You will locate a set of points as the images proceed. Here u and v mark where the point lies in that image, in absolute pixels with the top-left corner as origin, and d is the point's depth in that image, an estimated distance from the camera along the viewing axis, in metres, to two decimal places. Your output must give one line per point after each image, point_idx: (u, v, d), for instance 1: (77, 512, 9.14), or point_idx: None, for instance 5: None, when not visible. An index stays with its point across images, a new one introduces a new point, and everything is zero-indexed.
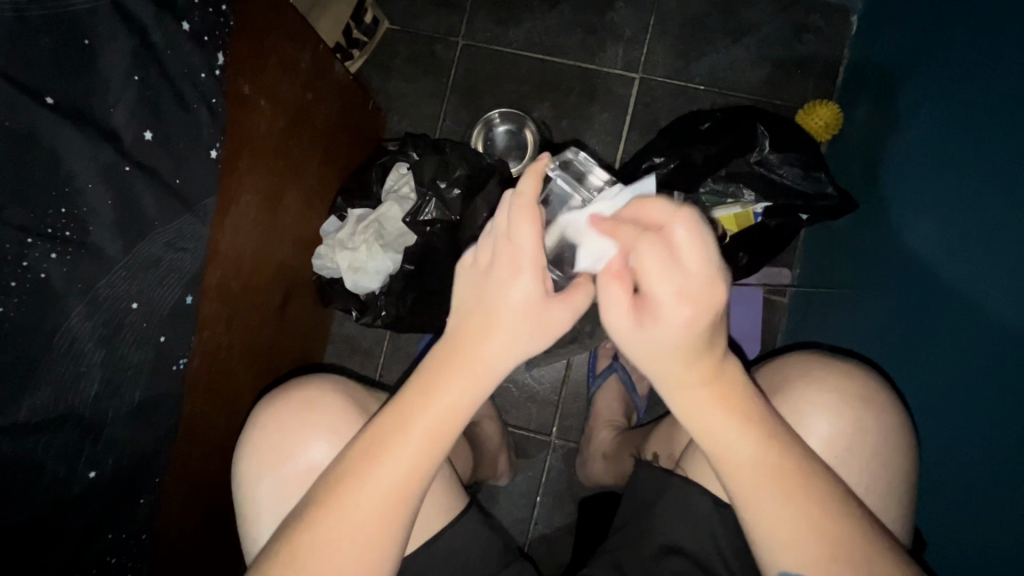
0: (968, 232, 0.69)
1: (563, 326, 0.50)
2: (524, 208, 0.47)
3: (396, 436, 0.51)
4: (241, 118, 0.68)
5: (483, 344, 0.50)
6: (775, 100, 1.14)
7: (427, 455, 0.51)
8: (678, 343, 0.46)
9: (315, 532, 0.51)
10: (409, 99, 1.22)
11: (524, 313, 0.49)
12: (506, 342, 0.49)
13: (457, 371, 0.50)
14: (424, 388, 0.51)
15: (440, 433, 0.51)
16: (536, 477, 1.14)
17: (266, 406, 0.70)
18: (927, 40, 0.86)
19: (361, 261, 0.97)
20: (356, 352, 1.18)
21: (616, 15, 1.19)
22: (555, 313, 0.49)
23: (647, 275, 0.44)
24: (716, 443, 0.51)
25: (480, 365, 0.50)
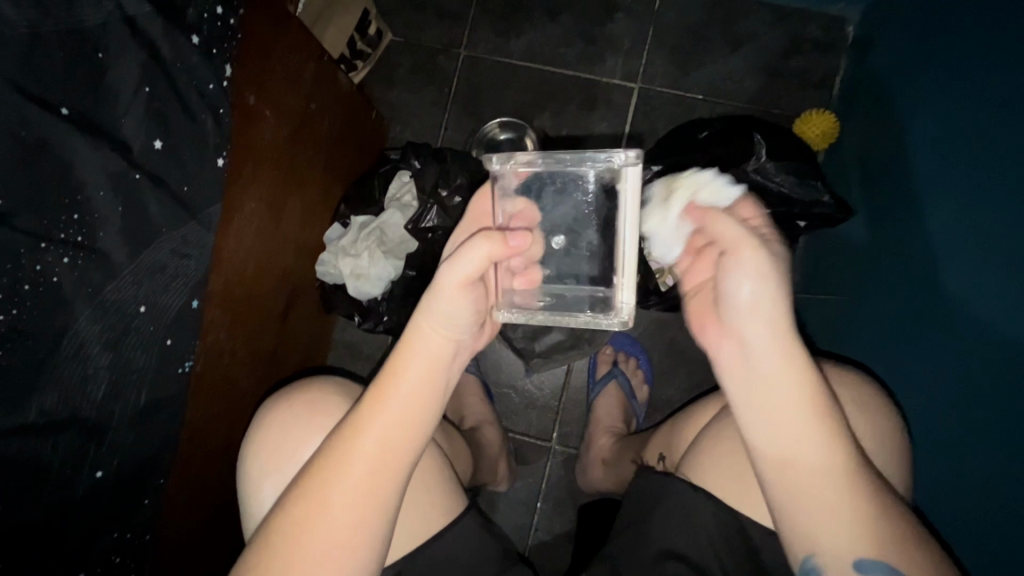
0: (960, 241, 0.70)
1: (461, 278, 0.53)
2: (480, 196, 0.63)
3: (353, 425, 0.54)
4: (247, 128, 0.70)
5: (417, 322, 0.55)
6: (773, 109, 1.15)
7: (392, 435, 0.54)
8: (751, 304, 0.55)
9: (287, 514, 0.52)
10: (412, 109, 1.24)
11: (439, 286, 0.54)
12: (426, 308, 0.55)
13: (403, 354, 0.55)
14: (379, 373, 0.56)
15: (397, 422, 0.54)
16: (535, 483, 1.15)
17: (271, 409, 0.71)
18: (923, 50, 0.87)
19: (363, 268, 0.99)
20: (358, 358, 1.19)
21: (615, 26, 1.21)
22: (442, 269, 0.53)
23: (729, 239, 0.56)
24: (777, 405, 0.55)
25: (418, 344, 0.55)
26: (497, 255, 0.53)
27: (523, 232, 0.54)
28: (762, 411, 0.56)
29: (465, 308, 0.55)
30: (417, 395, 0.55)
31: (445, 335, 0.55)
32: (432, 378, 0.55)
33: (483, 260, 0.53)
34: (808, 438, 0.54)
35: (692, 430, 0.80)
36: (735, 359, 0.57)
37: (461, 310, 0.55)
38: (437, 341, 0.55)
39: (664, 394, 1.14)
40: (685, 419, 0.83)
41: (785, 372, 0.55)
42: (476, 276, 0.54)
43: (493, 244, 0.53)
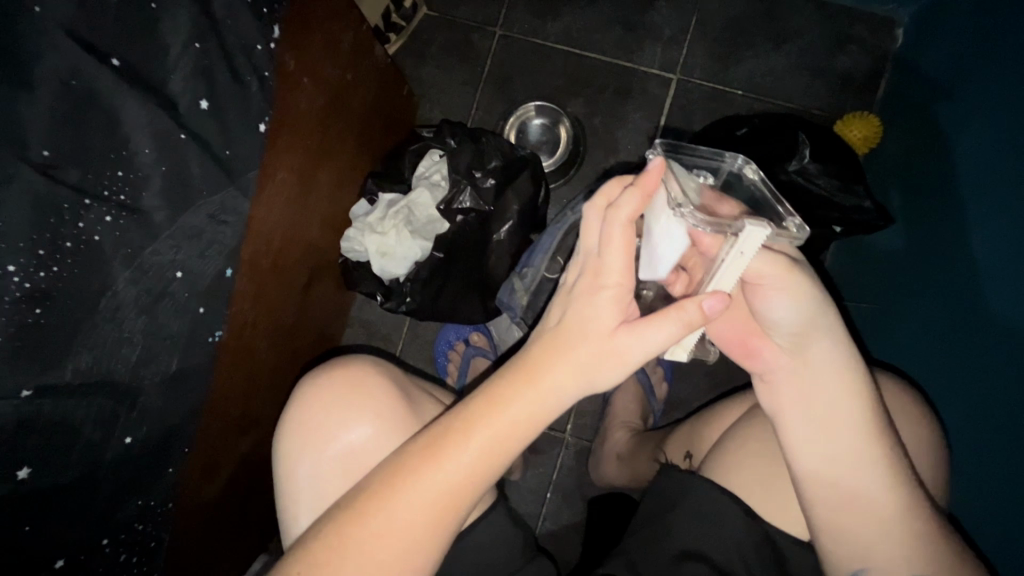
0: (1010, 253, 0.67)
1: (636, 351, 0.50)
2: (620, 225, 0.50)
3: (452, 445, 0.51)
4: (286, 94, 0.68)
5: (553, 363, 0.51)
6: (813, 110, 1.12)
7: (482, 469, 0.51)
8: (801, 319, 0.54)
9: (367, 524, 0.51)
10: (442, 86, 1.22)
11: (598, 348, 0.50)
12: (580, 361, 0.51)
13: (524, 389, 0.51)
14: (490, 398, 0.52)
15: (493, 461, 0.51)
16: (546, 473, 1.14)
17: (310, 388, 0.71)
18: (974, 55, 0.84)
19: (389, 246, 0.97)
20: (375, 337, 1.18)
21: (657, 14, 1.17)
22: (623, 334, 0.50)
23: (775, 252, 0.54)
24: (834, 443, 0.55)
25: (544, 387, 0.51)
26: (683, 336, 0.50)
27: (719, 295, 0.50)
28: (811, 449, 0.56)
29: (616, 373, 0.51)
30: (520, 438, 0.51)
31: (580, 388, 0.51)
32: (544, 422, 0.52)
33: (673, 338, 0.50)
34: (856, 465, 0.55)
35: (716, 429, 0.79)
36: (787, 389, 0.57)
37: (612, 374, 0.51)
38: (569, 391, 0.51)
39: (682, 393, 1.13)
40: (709, 416, 0.83)
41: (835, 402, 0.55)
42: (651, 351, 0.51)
43: (688, 321, 0.50)
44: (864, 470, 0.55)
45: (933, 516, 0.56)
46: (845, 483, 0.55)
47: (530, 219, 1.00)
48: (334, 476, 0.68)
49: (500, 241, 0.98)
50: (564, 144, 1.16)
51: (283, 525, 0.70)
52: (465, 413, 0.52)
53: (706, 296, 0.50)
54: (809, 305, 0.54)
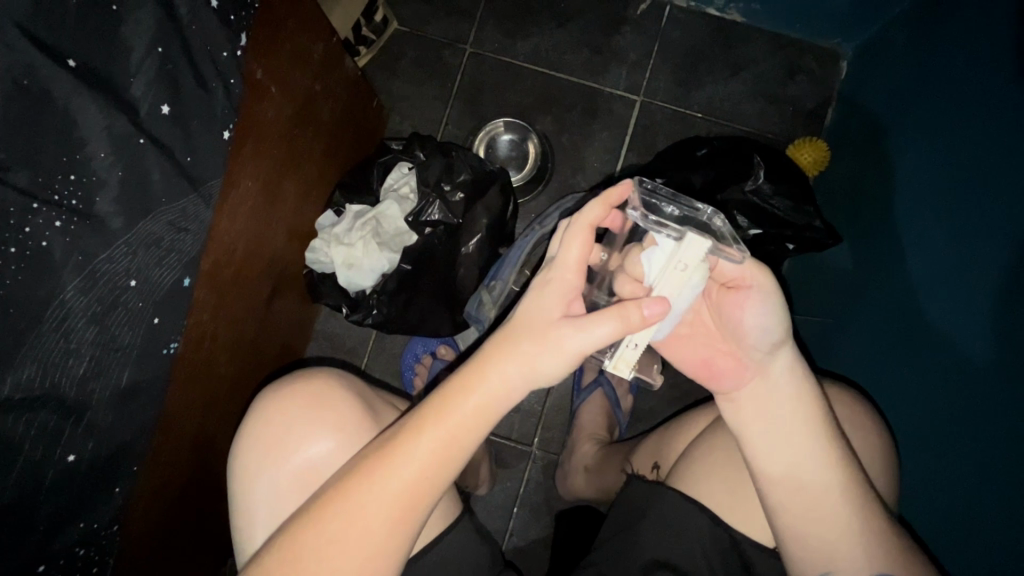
0: (945, 269, 0.72)
1: (581, 346, 0.51)
2: (579, 226, 0.54)
3: (409, 444, 0.50)
4: (252, 101, 0.67)
5: (504, 358, 0.51)
6: (768, 134, 1.18)
7: (435, 467, 0.51)
8: (765, 330, 0.58)
9: (320, 532, 0.49)
10: (412, 100, 1.23)
11: (546, 343, 0.51)
12: (529, 354, 0.51)
13: (479, 383, 0.51)
14: (444, 396, 0.51)
15: (447, 458, 0.51)
16: (513, 488, 1.14)
17: (271, 400, 0.69)
18: (909, 88, 0.91)
19: (356, 258, 0.96)
20: (339, 351, 1.16)
21: (622, 39, 1.22)
22: (568, 329, 0.50)
23: (732, 272, 0.58)
24: (798, 451, 0.58)
25: (496, 378, 0.51)
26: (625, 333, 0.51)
27: (657, 299, 0.52)
28: (783, 460, 0.58)
29: (563, 366, 0.51)
30: (473, 430, 0.51)
31: (530, 383, 0.52)
32: (497, 414, 0.52)
33: (614, 333, 0.51)
34: (821, 473, 0.57)
35: (683, 439, 0.81)
36: (745, 403, 0.60)
37: (558, 368, 0.51)
38: (517, 385, 0.51)
39: (647, 405, 1.15)
40: (676, 426, 0.85)
41: (799, 409, 0.58)
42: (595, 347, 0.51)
43: (628, 320, 0.51)
44: (825, 475, 0.57)
45: (886, 519, 0.58)
46: (805, 484, 0.57)
47: (498, 235, 1.01)
48: (294, 493, 0.66)
49: (468, 253, 0.99)
50: (532, 159, 1.17)
51: (238, 545, 0.67)
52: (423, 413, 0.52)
53: (648, 299, 0.52)
54: (774, 318, 0.57)
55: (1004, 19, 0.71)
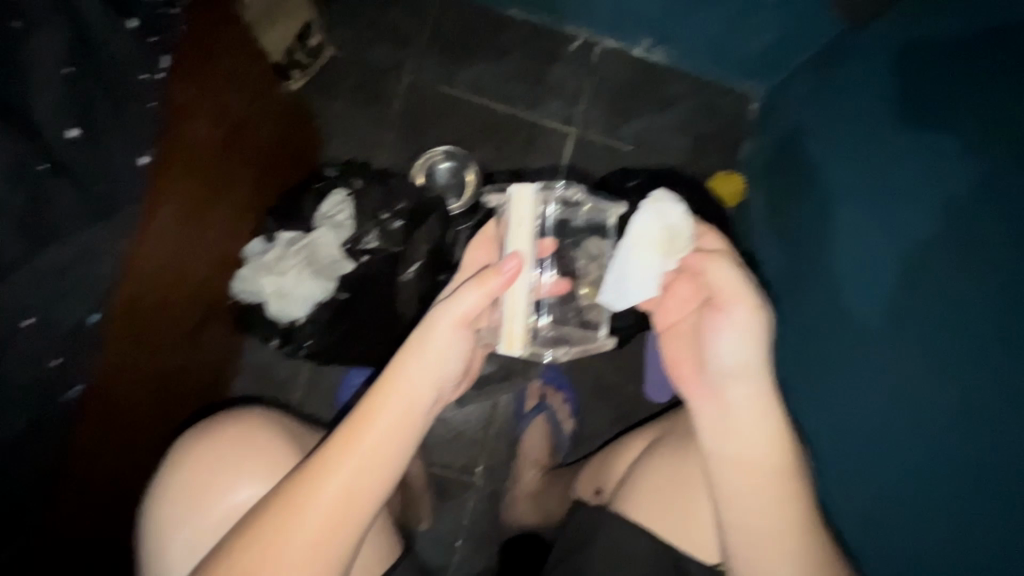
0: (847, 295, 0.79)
1: (456, 319, 0.58)
2: (471, 246, 0.67)
3: (323, 468, 0.53)
4: (178, 126, 0.64)
5: (404, 361, 0.57)
6: (695, 165, 1.26)
7: (356, 475, 0.53)
8: (740, 352, 0.61)
9: (241, 553, 0.51)
10: (350, 126, 1.22)
11: (432, 331, 0.58)
12: (421, 348, 0.57)
13: (383, 392, 0.56)
14: (358, 409, 0.56)
15: (364, 462, 0.54)
16: (457, 519, 1.12)
17: (192, 445, 0.64)
18: (806, 128, 0.99)
19: (288, 287, 0.93)
20: (270, 384, 1.10)
21: (557, 72, 1.26)
22: (444, 314, 0.58)
23: (720, 289, 0.61)
24: (754, 469, 0.61)
25: (401, 380, 0.56)
26: (491, 294, 0.59)
27: (512, 257, 0.60)
28: (736, 476, 0.61)
29: (453, 350, 0.58)
30: (384, 428, 0.55)
31: (434, 377, 0.57)
32: (413, 415, 0.56)
33: (478, 302, 0.58)
34: (772, 493, 0.60)
35: (624, 461, 0.82)
36: (716, 418, 0.62)
37: (449, 355, 0.58)
38: (420, 379, 0.57)
39: (590, 428, 1.16)
40: (620, 448, 0.86)
41: (763, 429, 0.61)
42: (471, 318, 0.59)
43: (489, 284, 0.59)
44: (774, 495, 0.60)
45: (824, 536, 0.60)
46: (756, 502, 0.60)
47: (439, 260, 0.98)
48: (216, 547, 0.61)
49: (407, 282, 0.96)
50: (468, 187, 1.17)
51: None
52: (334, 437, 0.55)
53: (504, 260, 0.60)
54: (751, 340, 0.60)
55: (876, 73, 0.81)
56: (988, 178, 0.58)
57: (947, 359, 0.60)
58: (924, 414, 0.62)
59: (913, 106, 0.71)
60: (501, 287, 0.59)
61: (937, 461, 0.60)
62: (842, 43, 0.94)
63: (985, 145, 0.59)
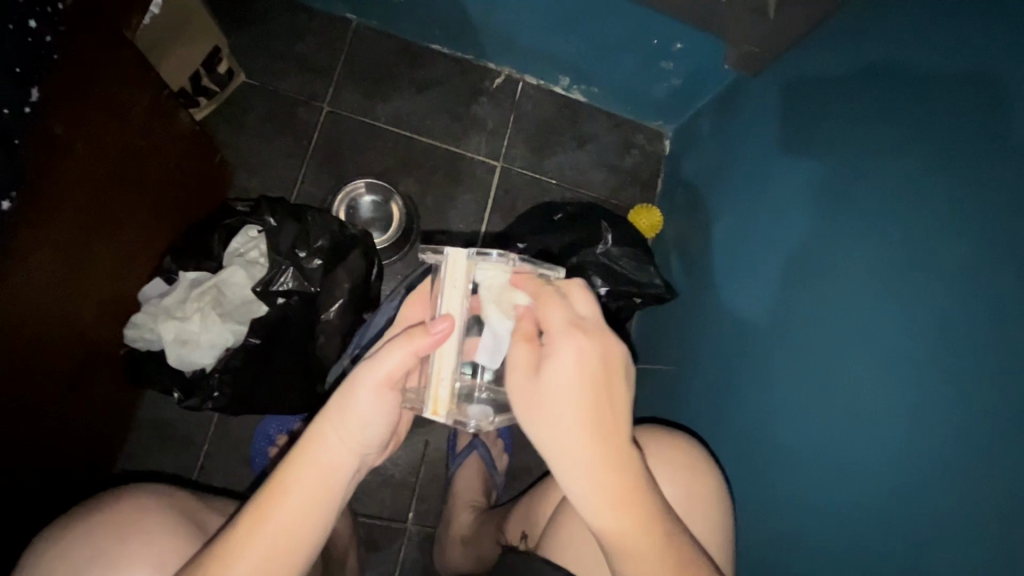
0: (744, 326, 0.85)
1: (380, 381, 0.51)
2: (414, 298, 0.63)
3: (230, 554, 0.48)
4: (49, 164, 0.58)
5: (323, 428, 0.52)
6: (613, 199, 1.31)
7: (273, 559, 0.48)
8: (575, 394, 0.51)
9: None
10: (262, 158, 1.17)
11: (352, 397, 0.51)
12: (341, 414, 0.51)
13: (300, 464, 0.51)
14: (272, 483, 0.50)
15: (281, 543, 0.49)
16: (386, 571, 1.06)
17: (56, 537, 0.57)
18: (713, 168, 1.07)
19: (192, 333, 0.85)
20: (169, 440, 0.99)
21: (480, 108, 1.28)
22: (362, 375, 0.51)
23: (549, 324, 0.53)
24: (624, 537, 0.52)
25: (319, 451, 0.51)
26: (419, 351, 0.51)
27: (444, 317, 0.53)
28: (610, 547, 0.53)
29: (382, 418, 0.52)
30: (305, 504, 0.50)
31: (356, 444, 0.52)
32: (337, 485, 0.52)
33: (405, 363, 0.51)
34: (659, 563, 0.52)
35: (550, 501, 0.81)
36: (560, 466, 0.52)
37: (378, 422, 0.52)
38: (342, 449, 0.52)
39: (522, 463, 1.14)
40: (547, 488, 0.84)
41: (618, 482, 0.51)
42: (397, 379, 0.52)
43: (415, 343, 0.51)
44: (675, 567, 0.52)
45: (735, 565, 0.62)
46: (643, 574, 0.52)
47: (362, 298, 0.96)
48: None
49: (329, 321, 0.92)
50: (396, 220, 1.16)
51: None
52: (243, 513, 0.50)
53: (434, 319, 0.53)
54: (580, 376, 0.51)
55: (783, 118, 0.87)
56: (884, 211, 0.63)
57: (846, 384, 0.63)
58: (816, 436, 0.65)
59: (814, 145, 0.78)
60: (431, 346, 0.52)
61: (827, 482, 0.63)
62: (739, 91, 1.02)
63: (881, 181, 0.64)
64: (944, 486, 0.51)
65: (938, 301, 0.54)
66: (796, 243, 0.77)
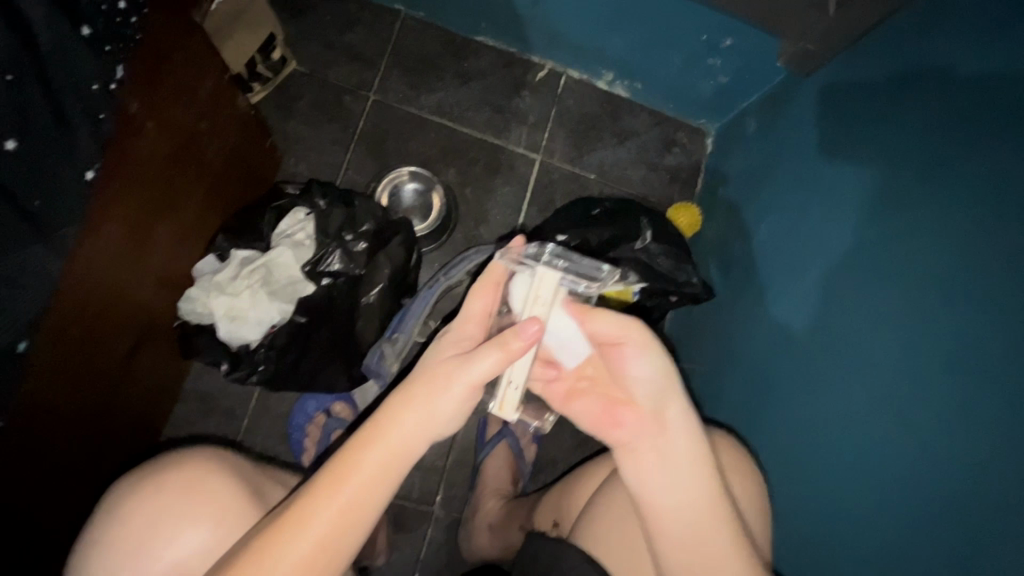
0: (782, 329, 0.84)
1: (470, 379, 0.52)
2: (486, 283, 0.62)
3: (302, 521, 0.49)
4: (125, 140, 0.60)
5: (402, 410, 0.52)
6: (651, 197, 1.30)
7: (339, 531, 0.49)
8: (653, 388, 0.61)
9: None
10: (309, 144, 1.20)
11: (439, 385, 0.52)
12: (426, 400, 0.52)
13: (376, 443, 0.51)
14: (346, 457, 0.51)
15: (347, 517, 0.49)
16: (412, 552, 1.08)
17: (129, 493, 0.60)
18: (759, 168, 1.05)
19: (241, 309, 0.88)
20: (213, 413, 1.03)
21: (522, 101, 1.28)
22: (454, 368, 0.52)
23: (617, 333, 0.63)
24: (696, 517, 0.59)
25: (398, 433, 0.51)
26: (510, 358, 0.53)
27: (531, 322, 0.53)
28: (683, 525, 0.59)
29: (459, 408, 0.53)
30: (376, 483, 0.50)
31: (431, 430, 0.52)
32: (405, 467, 0.52)
33: (496, 362, 0.53)
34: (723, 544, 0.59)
35: (584, 494, 0.81)
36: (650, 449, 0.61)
37: (455, 412, 0.53)
38: (420, 434, 0.52)
39: (550, 455, 1.15)
40: (578, 480, 0.85)
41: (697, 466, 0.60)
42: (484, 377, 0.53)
43: (509, 348, 0.52)
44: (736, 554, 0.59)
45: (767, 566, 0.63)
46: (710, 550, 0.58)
47: (402, 283, 0.97)
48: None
49: (369, 304, 0.94)
50: (436, 210, 1.19)
51: None
52: (316, 485, 0.50)
53: (523, 323, 0.54)
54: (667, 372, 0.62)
55: (834, 118, 0.85)
56: (929, 212, 0.62)
57: (888, 386, 0.61)
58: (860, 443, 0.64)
59: (863, 146, 0.76)
60: (521, 353, 0.53)
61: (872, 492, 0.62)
62: (788, 90, 1.00)
63: (932, 184, 0.63)
64: (994, 493, 0.49)
65: (987, 306, 0.53)
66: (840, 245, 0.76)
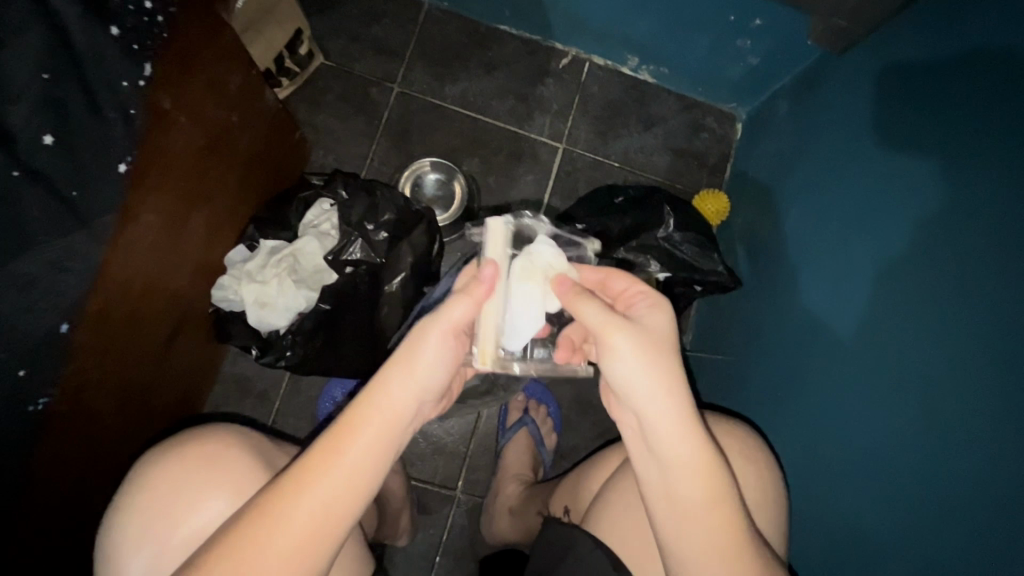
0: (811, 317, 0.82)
1: (445, 332, 0.56)
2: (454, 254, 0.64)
3: (303, 479, 0.50)
4: (157, 134, 0.64)
5: (389, 372, 0.55)
6: (677, 184, 1.27)
7: (338, 489, 0.51)
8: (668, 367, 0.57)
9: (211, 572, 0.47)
10: (337, 136, 1.23)
11: (420, 344, 0.56)
12: (410, 361, 0.55)
13: (369, 403, 0.53)
14: (342, 421, 0.53)
15: (347, 474, 0.51)
16: (435, 534, 1.11)
17: (157, 462, 0.65)
18: (789, 151, 1.02)
19: (270, 296, 0.92)
20: (248, 395, 1.08)
21: (545, 89, 1.27)
22: (433, 327, 0.56)
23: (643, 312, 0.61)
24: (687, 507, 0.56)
25: (388, 392, 0.54)
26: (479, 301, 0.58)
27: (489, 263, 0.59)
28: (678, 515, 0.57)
29: (439, 367, 0.56)
30: (374, 440, 0.53)
31: (418, 391, 0.55)
32: (398, 428, 0.54)
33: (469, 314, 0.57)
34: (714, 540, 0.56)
35: (596, 479, 0.82)
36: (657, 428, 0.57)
37: (437, 370, 0.56)
38: (407, 393, 0.54)
39: (571, 442, 1.15)
40: (592, 466, 0.85)
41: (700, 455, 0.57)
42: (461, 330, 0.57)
43: (475, 295, 0.57)
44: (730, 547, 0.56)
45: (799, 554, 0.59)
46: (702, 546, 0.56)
47: (425, 271, 0.98)
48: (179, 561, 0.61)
49: (390, 292, 0.96)
50: (458, 198, 1.19)
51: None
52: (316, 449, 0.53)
53: (483, 267, 0.59)
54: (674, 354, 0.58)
55: (866, 97, 0.81)
56: (977, 195, 0.58)
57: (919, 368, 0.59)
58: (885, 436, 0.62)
59: (899, 127, 0.72)
60: (485, 296, 0.58)
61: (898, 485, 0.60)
62: (822, 70, 0.96)
63: (973, 165, 0.59)
64: None
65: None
66: (870, 230, 0.73)
